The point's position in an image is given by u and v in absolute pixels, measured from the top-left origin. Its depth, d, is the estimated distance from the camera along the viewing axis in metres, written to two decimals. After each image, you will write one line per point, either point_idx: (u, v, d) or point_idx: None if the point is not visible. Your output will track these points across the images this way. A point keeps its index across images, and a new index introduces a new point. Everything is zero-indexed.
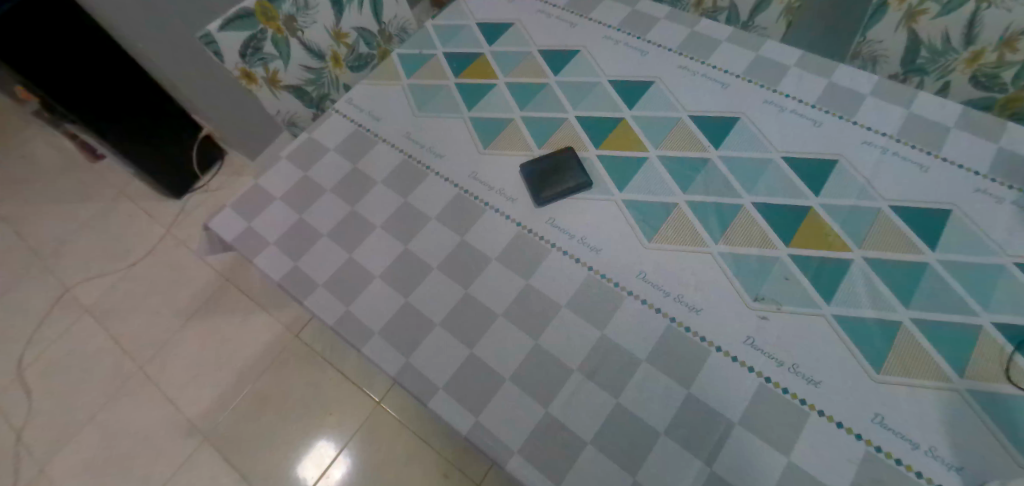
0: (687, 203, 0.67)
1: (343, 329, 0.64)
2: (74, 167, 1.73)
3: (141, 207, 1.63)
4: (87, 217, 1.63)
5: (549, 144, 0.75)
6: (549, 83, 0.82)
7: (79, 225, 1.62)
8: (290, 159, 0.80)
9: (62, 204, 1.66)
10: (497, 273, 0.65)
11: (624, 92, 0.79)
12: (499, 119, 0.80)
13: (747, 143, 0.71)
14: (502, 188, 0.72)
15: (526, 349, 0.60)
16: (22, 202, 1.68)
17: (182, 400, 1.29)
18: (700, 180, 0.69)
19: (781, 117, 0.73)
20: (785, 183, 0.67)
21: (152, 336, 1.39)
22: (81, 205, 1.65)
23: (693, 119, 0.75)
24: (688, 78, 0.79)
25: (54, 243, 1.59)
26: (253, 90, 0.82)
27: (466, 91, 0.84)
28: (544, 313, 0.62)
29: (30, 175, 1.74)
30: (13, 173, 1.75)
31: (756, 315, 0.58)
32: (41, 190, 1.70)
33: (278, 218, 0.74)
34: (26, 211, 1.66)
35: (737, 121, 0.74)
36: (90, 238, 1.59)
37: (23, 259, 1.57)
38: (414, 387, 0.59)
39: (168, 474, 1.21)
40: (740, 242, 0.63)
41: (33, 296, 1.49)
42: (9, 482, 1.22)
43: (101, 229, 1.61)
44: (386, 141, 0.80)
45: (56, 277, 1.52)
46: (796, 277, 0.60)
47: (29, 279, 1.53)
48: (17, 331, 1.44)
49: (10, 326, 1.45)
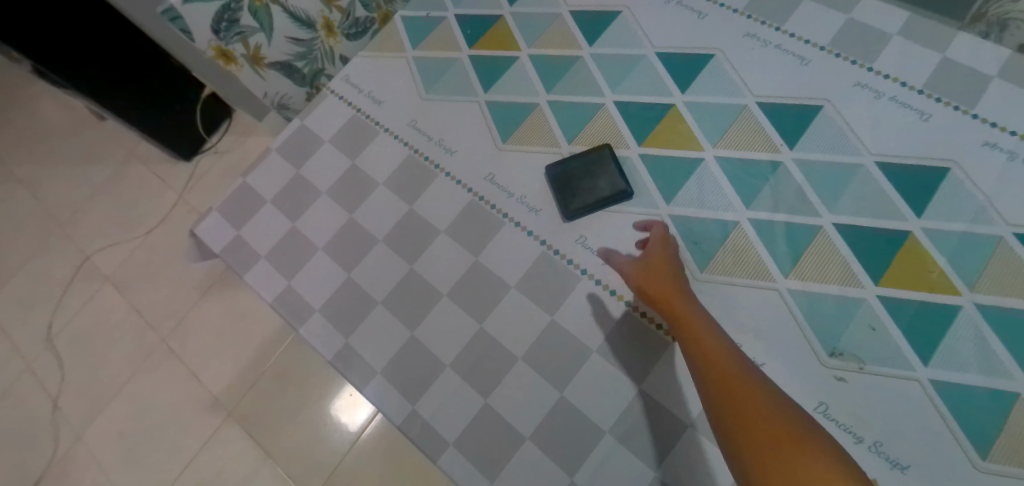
0: (751, 223, 0.55)
1: (342, 364, 0.57)
2: (72, 121, 1.58)
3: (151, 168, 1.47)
4: (94, 176, 1.50)
5: (582, 139, 0.63)
6: (581, 56, 0.68)
7: (86, 185, 1.49)
8: (280, 151, 0.69)
9: (64, 161, 1.53)
10: (516, 305, 0.56)
11: (675, 69, 0.64)
12: (522, 106, 0.66)
13: (830, 141, 0.57)
14: (523, 196, 0.61)
15: (549, 402, 0.51)
16: (23, 160, 1.56)
17: (205, 374, 1.22)
18: (767, 193, 0.56)
19: (878, 107, 0.58)
20: (878, 198, 0.54)
21: (173, 306, 1.30)
22: (84, 164, 1.52)
23: (761, 107, 0.60)
24: (757, 49, 0.63)
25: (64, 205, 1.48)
26: (234, 70, 0.69)
27: (482, 67, 0.70)
28: (571, 359, 0.52)
29: (27, 129, 1.59)
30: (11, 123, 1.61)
31: (832, 376, 0.49)
32: (41, 144, 1.56)
33: (269, 226, 0.65)
34: (28, 170, 1.54)
35: (818, 110, 0.59)
36: (99, 201, 1.47)
37: (37, 224, 1.48)
38: (420, 439, 0.52)
39: (196, 450, 1.16)
40: (815, 277, 0.52)
41: (52, 263, 1.42)
42: (49, 450, 1.20)
43: (108, 190, 1.48)
44: (389, 132, 0.68)
45: (73, 244, 1.43)
46: (884, 327, 0.49)
47: (44, 245, 1.44)
48: (41, 299, 1.38)
49: (32, 292, 1.39)
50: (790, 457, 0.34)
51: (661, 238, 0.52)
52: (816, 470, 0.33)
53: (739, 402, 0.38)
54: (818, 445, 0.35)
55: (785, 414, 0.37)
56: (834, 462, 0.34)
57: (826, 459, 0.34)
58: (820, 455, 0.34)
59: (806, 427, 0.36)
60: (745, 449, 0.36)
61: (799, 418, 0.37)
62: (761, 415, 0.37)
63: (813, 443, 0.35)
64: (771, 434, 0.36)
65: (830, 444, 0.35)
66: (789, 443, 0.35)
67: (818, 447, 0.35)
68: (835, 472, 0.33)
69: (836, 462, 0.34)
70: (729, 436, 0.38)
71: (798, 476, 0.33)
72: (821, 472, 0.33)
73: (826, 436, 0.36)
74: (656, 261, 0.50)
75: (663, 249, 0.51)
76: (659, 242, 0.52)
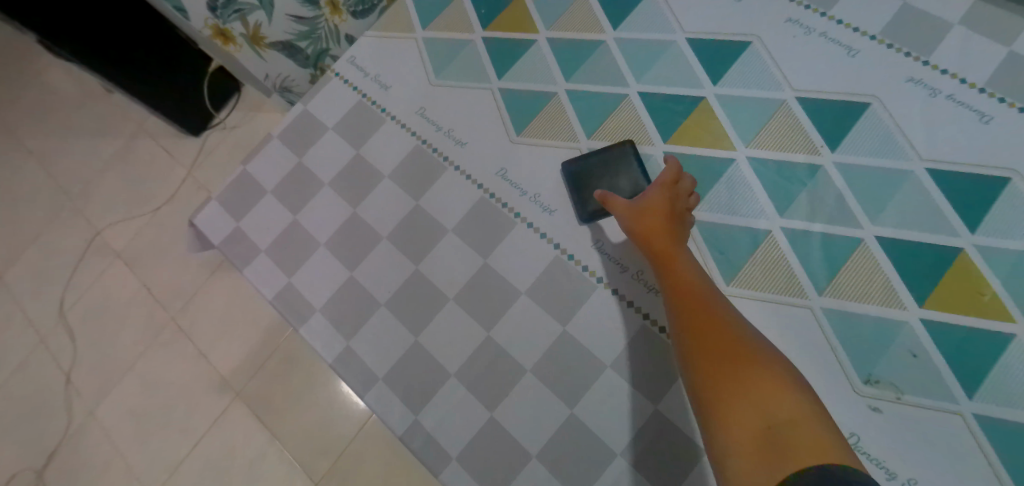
0: (784, 232, 0.51)
1: (343, 368, 0.55)
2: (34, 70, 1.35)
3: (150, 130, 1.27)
4: (81, 129, 1.30)
5: (601, 133, 0.58)
6: (605, 40, 0.62)
7: (72, 137, 1.30)
8: (282, 138, 0.66)
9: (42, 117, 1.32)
10: (525, 313, 0.52)
11: (707, 57, 0.59)
12: (538, 95, 0.62)
13: (876, 144, 0.52)
14: (537, 194, 0.57)
15: (558, 418, 0.49)
16: None
17: (216, 354, 1.10)
18: (804, 200, 0.51)
19: (932, 106, 0.52)
20: (927, 209, 0.49)
21: (181, 283, 1.16)
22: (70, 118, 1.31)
23: (801, 104, 0.55)
24: (799, 38, 0.57)
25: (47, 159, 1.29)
26: (233, 49, 0.68)
27: (496, 51, 0.65)
28: (583, 374, 0.49)
29: None
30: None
31: (866, 405, 0.45)
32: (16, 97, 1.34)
33: (270, 218, 0.62)
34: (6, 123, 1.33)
35: (865, 108, 0.53)
36: (89, 159, 1.28)
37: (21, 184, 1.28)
38: (422, 451, 0.50)
39: (206, 427, 1.06)
40: (852, 295, 0.48)
41: (46, 227, 1.25)
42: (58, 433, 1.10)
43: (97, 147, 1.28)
44: (396, 120, 0.64)
45: (74, 209, 1.25)
46: (926, 354, 0.45)
47: (36, 207, 1.27)
48: (38, 269, 1.22)
49: (26, 259, 1.24)
50: (745, 382, 0.35)
51: (670, 177, 0.48)
52: (769, 395, 0.34)
53: (708, 334, 0.38)
54: (777, 373, 0.35)
55: (750, 346, 0.37)
56: (789, 390, 0.34)
57: (781, 387, 0.34)
58: (777, 382, 0.34)
59: (770, 360, 0.36)
60: (703, 376, 0.37)
61: (765, 351, 0.37)
62: (726, 346, 0.37)
63: (770, 368, 0.35)
64: (731, 362, 0.36)
65: (790, 375, 0.36)
66: (747, 370, 0.35)
67: (776, 376, 0.35)
68: (787, 399, 0.33)
69: (790, 390, 0.34)
70: (692, 364, 0.38)
71: (749, 401, 0.34)
72: (771, 396, 0.34)
73: (787, 368, 0.36)
74: (656, 202, 0.47)
75: (668, 187, 0.48)
76: (665, 180, 0.48)
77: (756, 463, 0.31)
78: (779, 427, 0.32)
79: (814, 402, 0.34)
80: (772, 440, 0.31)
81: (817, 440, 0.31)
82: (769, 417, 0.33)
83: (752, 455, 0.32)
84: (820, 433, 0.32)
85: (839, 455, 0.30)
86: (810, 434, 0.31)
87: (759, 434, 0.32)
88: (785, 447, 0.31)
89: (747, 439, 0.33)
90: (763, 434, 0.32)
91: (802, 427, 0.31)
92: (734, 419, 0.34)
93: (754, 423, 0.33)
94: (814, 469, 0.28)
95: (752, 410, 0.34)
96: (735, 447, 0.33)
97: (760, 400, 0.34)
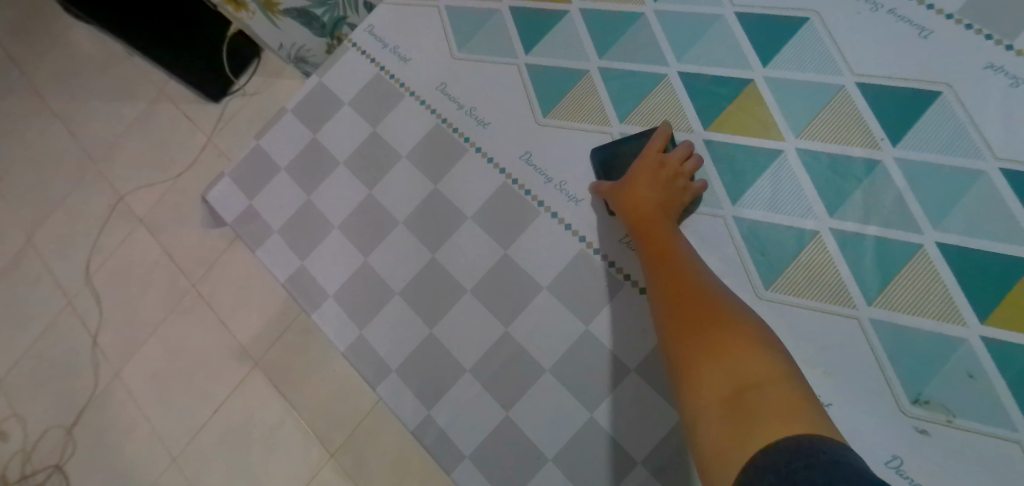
0: (833, 235, 0.46)
1: (356, 357, 0.53)
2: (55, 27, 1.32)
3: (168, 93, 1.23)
4: (99, 90, 1.26)
5: (636, 118, 0.54)
6: (645, 13, 0.57)
7: (89, 95, 1.26)
8: (296, 113, 0.63)
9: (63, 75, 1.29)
10: (546, 310, 0.50)
11: (758, 35, 0.53)
12: (568, 73, 0.57)
13: (946, 139, 0.46)
14: (563, 182, 0.53)
15: (577, 422, 0.46)
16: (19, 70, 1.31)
17: (234, 324, 1.06)
18: (858, 199, 0.47)
19: (1014, 98, 0.46)
20: (1000, 216, 0.44)
21: (201, 251, 1.12)
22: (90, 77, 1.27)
23: (862, 91, 0.49)
24: (864, 15, 0.51)
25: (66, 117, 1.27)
26: (247, 15, 0.67)
27: (524, 23, 0.60)
28: (605, 378, 0.47)
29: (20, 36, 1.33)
30: (10, 21, 1.35)
31: (912, 427, 0.41)
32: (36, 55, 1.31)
33: (284, 197, 0.60)
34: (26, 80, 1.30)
35: (936, 98, 0.47)
36: (106, 119, 1.24)
37: (41, 143, 1.26)
38: (434, 447, 0.49)
39: (225, 396, 1.03)
40: (906, 307, 0.44)
41: (66, 187, 1.23)
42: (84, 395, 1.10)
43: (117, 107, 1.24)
44: (415, 96, 0.60)
45: (96, 170, 1.23)
46: (985, 376, 0.41)
47: (57, 166, 1.25)
48: (60, 231, 1.21)
49: (48, 219, 1.22)
50: (715, 344, 0.33)
51: (658, 149, 0.49)
52: (739, 355, 0.31)
53: (681, 302, 0.37)
54: (750, 334, 0.33)
55: (725, 310, 0.35)
56: (762, 351, 0.32)
57: (755, 348, 0.32)
58: (750, 343, 0.32)
59: (745, 323, 0.34)
60: (675, 344, 0.35)
61: (741, 315, 0.35)
62: (699, 311, 0.35)
63: (742, 330, 0.33)
64: (703, 325, 0.34)
65: (766, 339, 0.33)
66: (718, 332, 0.33)
67: (751, 338, 0.33)
68: (759, 361, 0.31)
69: (763, 352, 0.32)
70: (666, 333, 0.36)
71: (720, 363, 0.32)
72: (742, 356, 0.31)
73: (765, 333, 0.34)
74: (642, 174, 0.47)
75: (654, 160, 0.48)
76: (651, 152, 0.48)
77: (724, 426, 0.29)
78: (749, 388, 0.30)
79: (792, 367, 0.32)
80: (741, 402, 0.29)
81: (788, 399, 0.28)
82: (739, 379, 0.30)
83: (721, 420, 0.29)
84: (793, 394, 0.29)
85: (810, 416, 0.27)
86: (781, 393, 0.29)
87: (728, 396, 0.30)
88: (754, 408, 0.28)
89: (716, 405, 0.30)
90: (732, 396, 0.30)
91: (772, 386, 0.29)
92: (705, 384, 0.32)
93: (723, 386, 0.31)
94: (787, 438, 0.25)
95: (722, 373, 0.31)
96: (704, 414, 0.31)
97: (730, 362, 0.31)
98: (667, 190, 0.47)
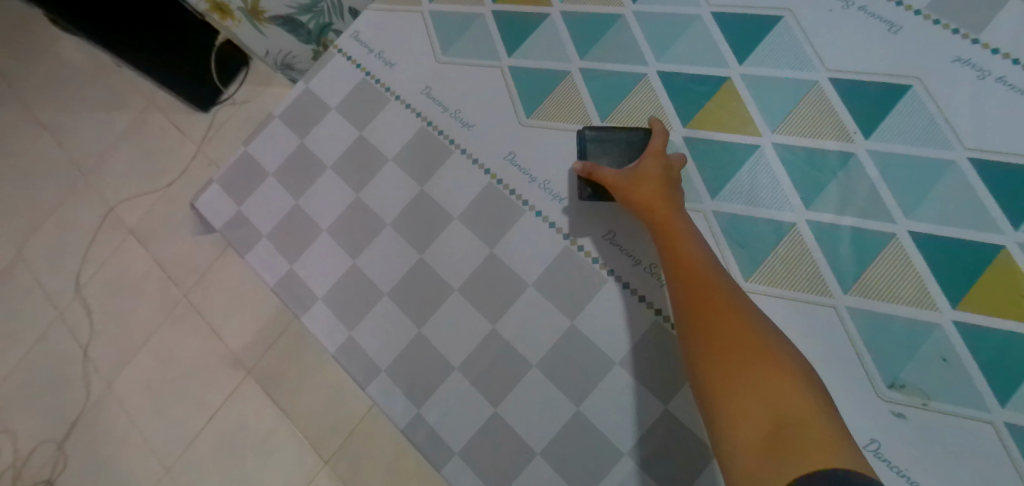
0: (810, 226, 0.48)
1: (345, 357, 0.54)
2: (42, 39, 1.31)
3: (157, 103, 1.23)
4: (87, 101, 1.26)
5: (617, 116, 0.55)
6: (623, 14, 0.58)
7: (77, 106, 1.26)
8: (284, 118, 0.63)
9: (52, 87, 1.29)
10: (533, 306, 0.50)
11: (734, 33, 0.54)
12: (550, 74, 0.58)
13: (917, 131, 0.48)
14: (547, 181, 0.54)
15: (564, 416, 0.47)
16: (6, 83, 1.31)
17: (227, 332, 1.06)
18: (833, 190, 0.48)
19: (981, 90, 0.47)
20: (969, 204, 0.45)
21: (192, 260, 1.12)
22: (79, 88, 1.27)
23: (835, 86, 0.51)
24: (836, 12, 0.52)
25: (54, 129, 1.26)
26: (233, 25, 0.68)
27: (507, 26, 0.61)
28: (591, 371, 0.48)
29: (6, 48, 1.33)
30: None
31: (890, 411, 0.43)
32: (24, 67, 1.31)
33: (272, 201, 0.61)
34: (14, 92, 1.30)
35: (906, 91, 0.49)
36: (95, 130, 1.24)
37: (29, 155, 1.26)
38: (425, 444, 0.50)
39: (218, 404, 1.03)
40: (881, 295, 0.45)
41: (55, 199, 1.23)
42: (77, 407, 1.09)
43: (105, 118, 1.24)
44: (401, 99, 0.61)
45: (86, 181, 1.22)
46: (957, 359, 0.42)
47: (46, 178, 1.24)
48: (50, 243, 1.20)
49: (38, 231, 1.22)
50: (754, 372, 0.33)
51: (659, 149, 0.47)
52: (778, 388, 0.32)
53: (710, 319, 0.36)
54: (786, 366, 0.33)
55: (755, 331, 0.35)
56: (795, 379, 0.32)
57: (793, 381, 0.32)
58: (789, 375, 0.33)
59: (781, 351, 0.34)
60: (706, 363, 0.35)
61: (769, 335, 0.35)
62: (732, 333, 0.35)
63: (781, 361, 0.33)
64: (736, 350, 0.34)
65: (800, 369, 0.34)
66: (753, 359, 0.33)
67: (784, 366, 0.33)
68: (798, 395, 0.32)
69: (801, 386, 0.32)
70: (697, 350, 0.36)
71: (758, 391, 0.32)
72: (782, 390, 0.32)
73: (798, 360, 0.34)
74: (648, 174, 0.45)
75: (659, 161, 0.46)
76: (654, 153, 0.47)
77: (762, 457, 0.30)
78: (790, 420, 0.31)
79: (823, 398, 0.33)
80: (781, 437, 0.30)
81: (828, 441, 0.29)
82: (779, 410, 0.31)
83: (759, 451, 0.30)
84: (828, 426, 0.30)
85: (848, 458, 0.28)
86: (819, 433, 0.30)
87: (765, 430, 0.31)
88: (799, 444, 0.29)
89: (756, 434, 0.31)
90: (770, 430, 0.30)
91: (812, 427, 0.30)
92: (741, 411, 0.32)
93: (762, 418, 0.31)
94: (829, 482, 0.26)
95: (760, 404, 0.32)
96: (742, 440, 0.31)
97: (769, 393, 0.32)
98: (672, 191, 0.45)
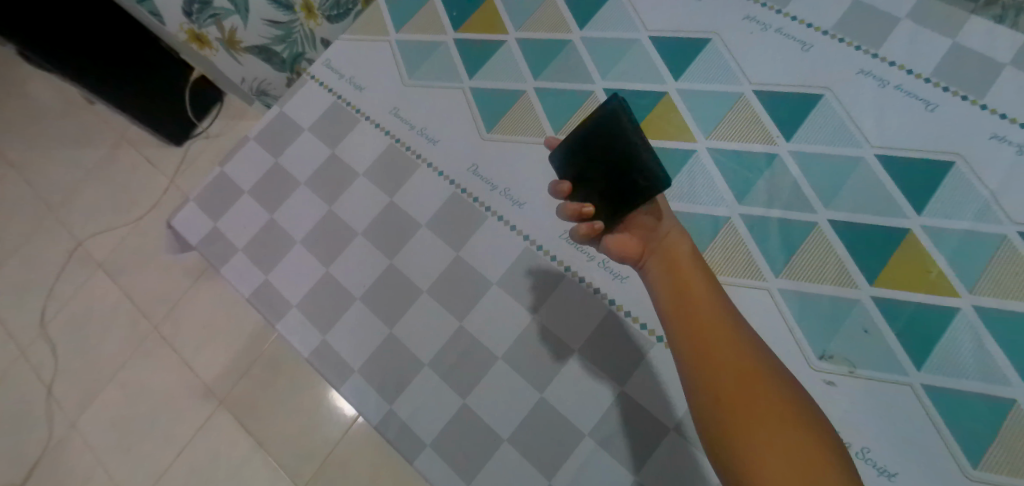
0: (743, 219, 0.53)
1: (319, 361, 0.56)
2: (13, 78, 1.33)
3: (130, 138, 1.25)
4: (59, 138, 1.27)
5: (569, 128, 0.60)
6: (572, 39, 0.64)
7: (48, 143, 1.27)
8: (259, 140, 0.67)
9: (22, 125, 1.29)
10: (497, 303, 0.54)
11: (669, 54, 0.61)
12: (508, 93, 0.64)
13: (830, 133, 0.54)
14: (507, 188, 0.58)
15: (529, 403, 0.50)
16: None
17: (198, 363, 1.05)
18: (762, 187, 0.54)
19: (882, 96, 0.54)
20: (878, 194, 0.51)
21: (163, 292, 1.12)
22: (50, 126, 1.28)
23: (758, 97, 0.57)
24: (756, 34, 0.59)
25: (23, 166, 1.26)
26: (211, 53, 0.73)
27: (468, 52, 0.67)
28: (553, 359, 0.51)
29: None
30: None
31: (821, 379, 0.47)
32: None
33: (247, 218, 0.63)
34: None
35: (819, 100, 0.55)
36: (66, 166, 1.25)
37: None
38: (397, 440, 0.51)
39: (188, 437, 1.01)
40: (807, 277, 0.50)
41: (21, 236, 1.21)
42: (37, 448, 1.05)
43: (77, 153, 1.25)
44: (370, 119, 0.65)
45: (54, 217, 1.22)
46: (877, 330, 0.47)
47: (12, 215, 1.23)
48: (15, 280, 1.18)
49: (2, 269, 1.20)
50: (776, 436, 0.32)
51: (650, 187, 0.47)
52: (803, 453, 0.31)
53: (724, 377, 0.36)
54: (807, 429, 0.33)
55: (780, 398, 0.34)
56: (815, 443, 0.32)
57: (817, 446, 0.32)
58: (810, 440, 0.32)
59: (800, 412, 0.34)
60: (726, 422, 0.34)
61: (796, 402, 0.34)
62: (756, 402, 0.34)
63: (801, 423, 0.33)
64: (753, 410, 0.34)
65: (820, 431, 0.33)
66: (772, 421, 0.33)
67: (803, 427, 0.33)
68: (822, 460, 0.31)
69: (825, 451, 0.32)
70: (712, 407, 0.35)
71: (785, 454, 0.31)
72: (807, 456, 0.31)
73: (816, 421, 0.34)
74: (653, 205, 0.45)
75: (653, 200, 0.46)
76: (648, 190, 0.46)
77: None
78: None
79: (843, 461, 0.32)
80: None
81: None
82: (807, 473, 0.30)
83: None
84: None
85: None
86: None
87: None
88: None
89: None
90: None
91: None
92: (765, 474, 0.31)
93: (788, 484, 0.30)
94: None
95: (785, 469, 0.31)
96: None
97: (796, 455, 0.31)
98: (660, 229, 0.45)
